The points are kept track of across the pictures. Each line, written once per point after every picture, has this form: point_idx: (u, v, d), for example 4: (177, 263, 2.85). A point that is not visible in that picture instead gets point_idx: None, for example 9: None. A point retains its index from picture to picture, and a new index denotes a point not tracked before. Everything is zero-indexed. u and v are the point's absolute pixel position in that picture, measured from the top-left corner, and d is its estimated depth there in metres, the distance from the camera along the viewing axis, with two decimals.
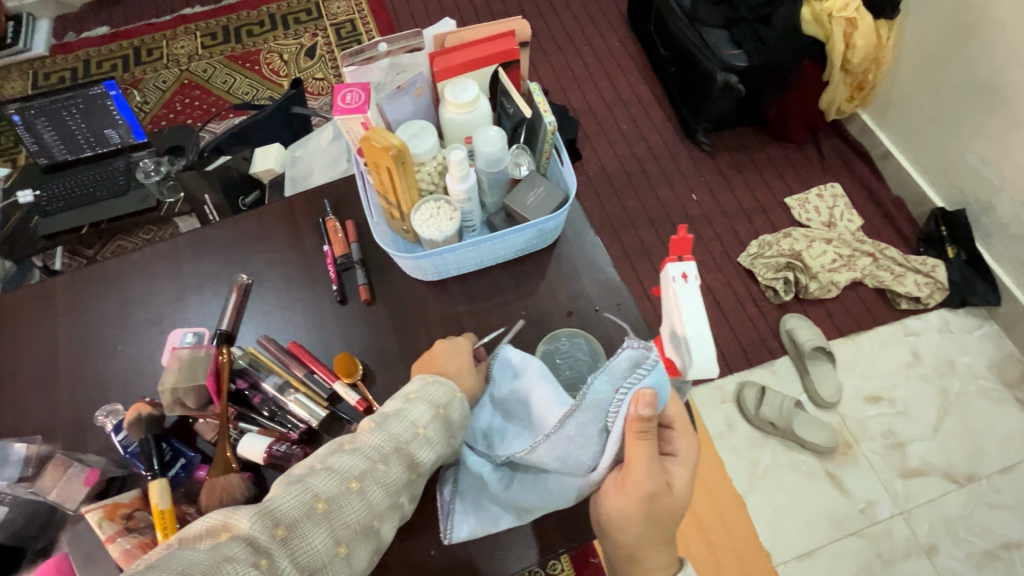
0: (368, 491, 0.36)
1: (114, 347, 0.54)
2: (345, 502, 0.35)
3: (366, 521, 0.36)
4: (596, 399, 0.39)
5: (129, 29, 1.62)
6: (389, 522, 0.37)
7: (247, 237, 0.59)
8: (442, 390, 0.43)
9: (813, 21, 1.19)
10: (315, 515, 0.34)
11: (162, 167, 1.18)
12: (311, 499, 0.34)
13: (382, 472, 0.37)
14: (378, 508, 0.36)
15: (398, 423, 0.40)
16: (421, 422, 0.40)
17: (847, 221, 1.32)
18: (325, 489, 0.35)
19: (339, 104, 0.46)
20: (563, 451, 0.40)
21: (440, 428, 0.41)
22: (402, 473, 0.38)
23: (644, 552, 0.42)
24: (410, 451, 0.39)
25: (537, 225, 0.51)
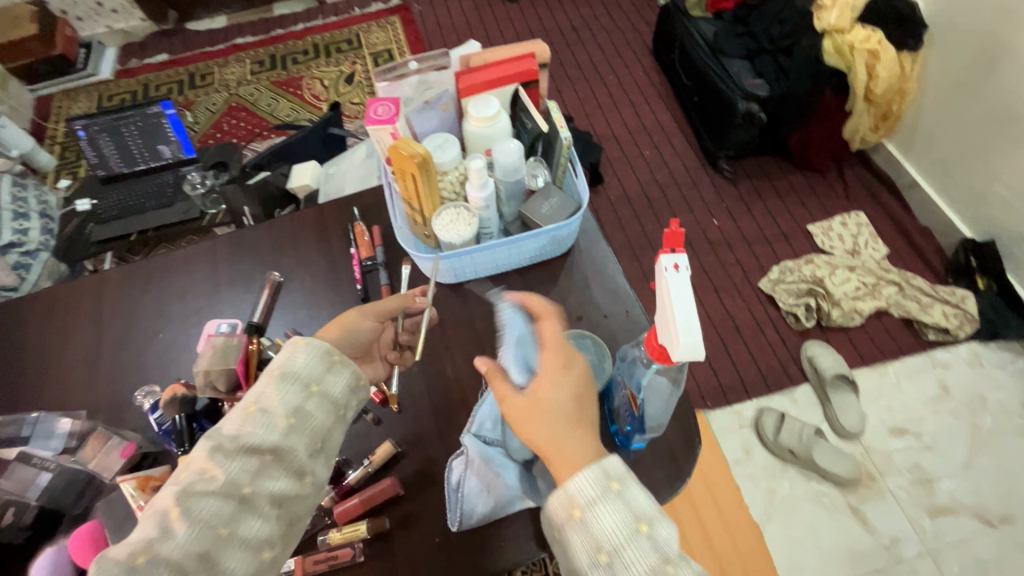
0: (194, 511, 0.36)
1: (153, 335, 0.58)
2: (169, 535, 0.34)
3: (208, 534, 0.35)
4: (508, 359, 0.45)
5: (186, 57, 1.76)
6: (249, 522, 0.37)
7: (281, 239, 0.63)
8: (285, 350, 0.43)
9: (835, 53, 1.20)
10: (141, 564, 0.33)
11: (207, 181, 1.26)
12: (133, 555, 0.33)
13: (206, 483, 0.37)
14: (218, 520, 0.36)
15: (226, 423, 0.39)
16: (252, 403, 0.40)
17: (872, 249, 1.31)
18: (139, 540, 0.34)
19: (372, 116, 0.50)
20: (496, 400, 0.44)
21: (274, 397, 0.40)
22: (238, 470, 0.38)
23: (563, 443, 0.37)
24: (238, 446, 0.38)
25: (550, 232, 0.54)
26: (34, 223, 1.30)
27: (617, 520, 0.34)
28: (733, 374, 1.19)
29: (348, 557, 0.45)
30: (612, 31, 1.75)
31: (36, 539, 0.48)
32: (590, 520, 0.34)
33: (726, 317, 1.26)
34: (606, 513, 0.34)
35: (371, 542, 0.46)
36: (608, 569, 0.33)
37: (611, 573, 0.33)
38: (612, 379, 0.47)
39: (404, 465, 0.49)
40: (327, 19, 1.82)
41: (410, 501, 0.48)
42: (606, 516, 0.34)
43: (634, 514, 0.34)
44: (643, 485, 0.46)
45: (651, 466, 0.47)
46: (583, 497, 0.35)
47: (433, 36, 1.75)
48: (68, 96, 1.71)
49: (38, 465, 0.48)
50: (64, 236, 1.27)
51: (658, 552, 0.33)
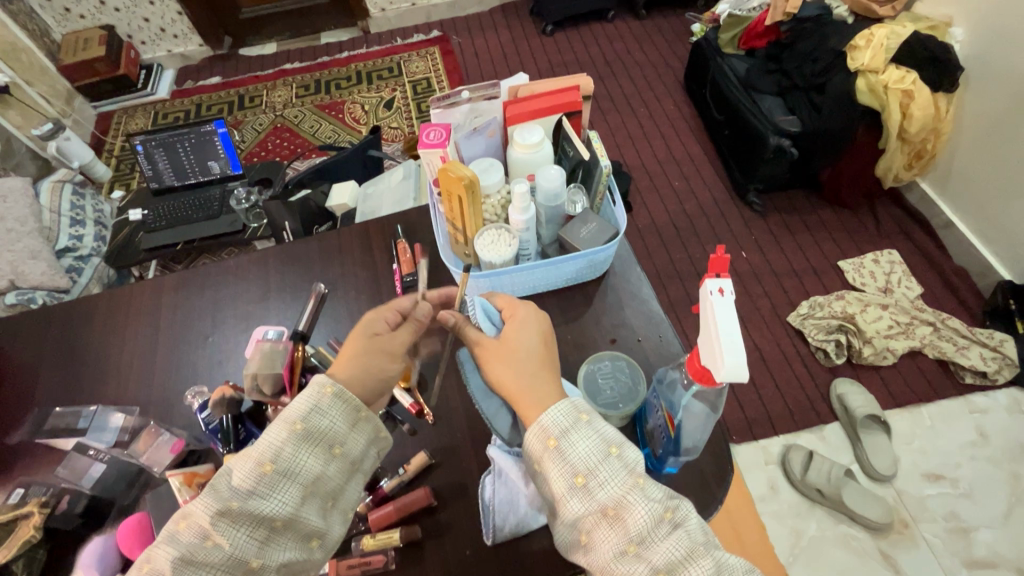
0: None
1: (204, 338, 0.61)
2: None
3: None
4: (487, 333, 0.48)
5: (238, 79, 1.87)
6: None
7: (328, 252, 0.67)
8: (306, 398, 0.40)
9: (868, 92, 1.21)
10: None
11: (252, 196, 1.34)
12: None
13: (209, 552, 0.36)
14: None
15: (237, 477, 0.38)
16: (267, 460, 0.38)
17: (905, 288, 1.29)
18: None
19: (425, 141, 0.54)
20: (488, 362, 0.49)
21: (291, 458, 0.39)
22: (245, 539, 0.37)
23: (524, 388, 0.40)
24: (248, 514, 0.37)
25: (587, 256, 0.56)
26: (89, 230, 1.38)
27: (590, 445, 0.37)
28: (759, 408, 1.18)
29: (381, 563, 0.46)
30: (644, 65, 1.80)
31: (84, 529, 0.49)
32: (565, 448, 0.37)
33: (753, 350, 1.25)
34: (580, 440, 0.37)
35: (403, 549, 0.47)
36: (586, 491, 0.36)
37: (587, 493, 0.36)
38: (647, 402, 0.48)
39: (438, 475, 0.51)
40: (370, 48, 1.92)
41: (442, 512, 0.49)
42: (578, 444, 0.37)
43: (604, 439, 0.37)
44: None
45: (682, 490, 0.47)
46: (558, 428, 0.37)
47: (469, 66, 1.83)
48: (127, 113, 1.82)
49: (92, 456, 0.50)
50: (116, 243, 1.33)
51: (630, 469, 0.36)
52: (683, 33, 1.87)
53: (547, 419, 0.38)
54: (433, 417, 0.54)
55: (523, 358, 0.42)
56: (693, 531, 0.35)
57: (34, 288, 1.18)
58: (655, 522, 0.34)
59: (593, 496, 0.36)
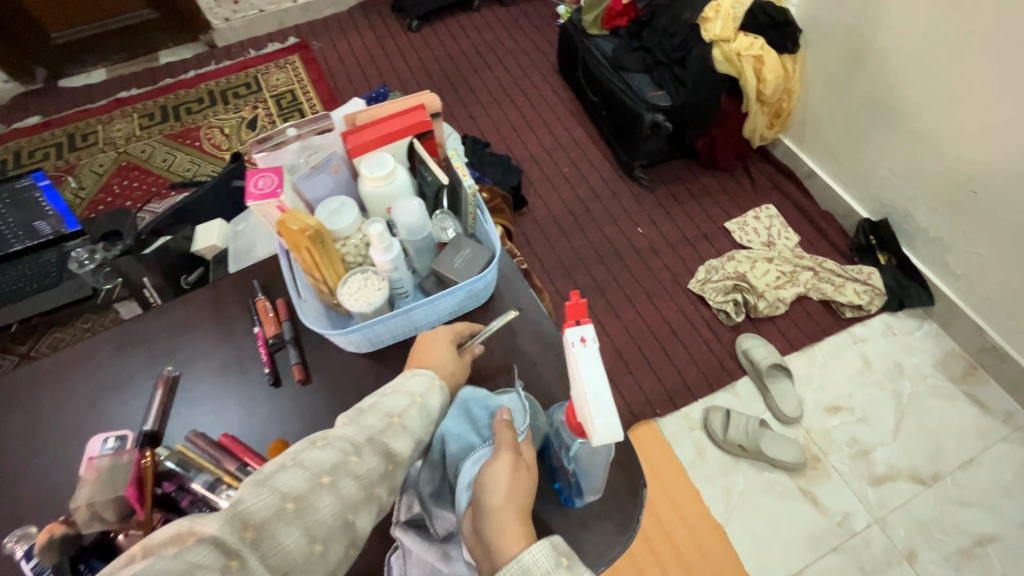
0: (338, 485, 0.36)
1: (26, 465, 0.50)
2: (318, 499, 0.35)
3: (339, 515, 0.36)
4: (482, 408, 0.46)
5: (62, 117, 1.61)
6: (365, 516, 0.37)
7: (173, 325, 0.57)
8: (421, 381, 0.44)
9: (726, 61, 1.27)
10: (286, 515, 0.34)
11: (97, 255, 1.13)
12: (280, 500, 0.34)
13: (355, 466, 0.37)
14: (350, 502, 0.36)
15: (367, 419, 0.40)
16: (395, 412, 0.42)
17: (785, 239, 1.38)
18: (293, 487, 0.35)
19: (252, 191, 0.46)
20: (463, 421, 0.45)
21: (414, 415, 0.42)
22: (374, 468, 0.38)
23: (517, 517, 0.38)
24: (383, 445, 0.39)
25: (467, 287, 0.52)
26: None
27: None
28: (677, 379, 1.22)
29: None
30: (517, 52, 1.77)
31: None
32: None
33: (663, 323, 1.29)
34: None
35: None
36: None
37: None
38: (547, 437, 0.45)
39: None
40: (220, 64, 1.73)
41: None
42: None
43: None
44: (594, 541, 0.44)
45: (601, 519, 0.45)
46: (538, 569, 0.35)
47: (336, 72, 1.71)
48: None
49: None
50: None
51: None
52: (550, 16, 1.87)
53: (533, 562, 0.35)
54: None
55: (522, 484, 0.39)
56: None
57: None
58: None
59: None
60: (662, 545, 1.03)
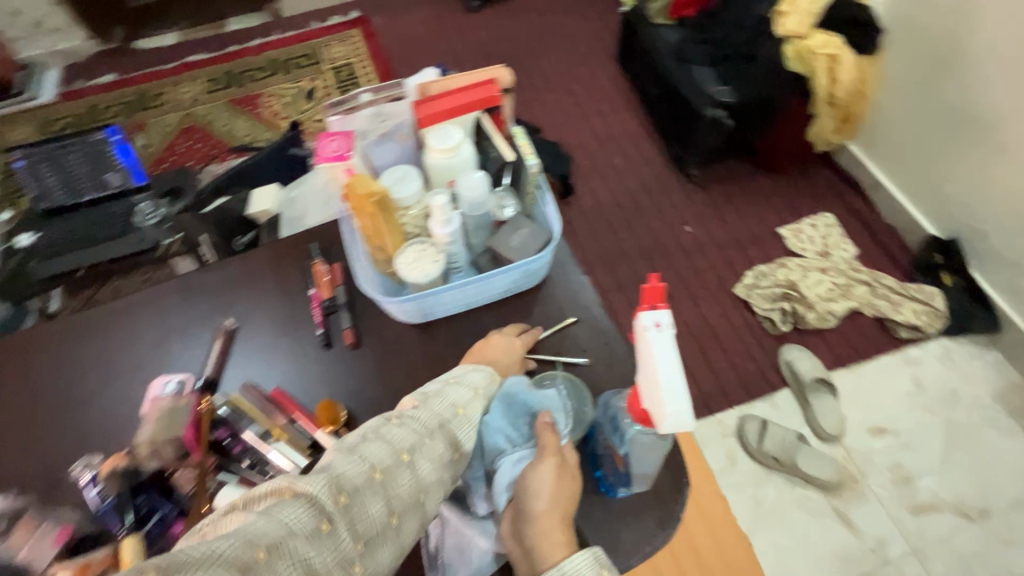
0: (415, 464, 0.36)
1: (94, 397, 0.53)
2: (399, 475, 0.35)
3: (415, 493, 0.36)
4: (525, 404, 0.44)
5: (135, 76, 1.68)
6: (434, 499, 0.37)
7: (234, 279, 0.59)
8: (483, 375, 0.45)
9: (796, 58, 1.20)
10: (374, 484, 0.34)
11: (161, 210, 1.20)
12: (369, 470, 0.34)
13: (430, 449, 0.38)
14: (425, 482, 0.37)
15: (436, 406, 0.41)
16: (460, 404, 0.42)
17: (842, 250, 1.32)
18: (380, 459, 0.35)
19: (323, 152, 0.48)
20: (505, 415, 0.44)
21: (478, 408, 0.43)
22: (444, 453, 0.39)
23: (552, 528, 0.38)
24: (451, 432, 0.40)
25: (522, 266, 0.51)
26: None
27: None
28: (714, 383, 1.19)
29: None
30: (576, 39, 1.74)
31: None
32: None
33: (705, 326, 1.26)
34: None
35: None
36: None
37: None
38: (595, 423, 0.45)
39: None
40: (283, 34, 1.76)
41: None
42: None
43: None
44: (632, 534, 0.44)
45: (640, 514, 0.44)
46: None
47: (395, 48, 1.72)
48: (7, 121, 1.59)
49: None
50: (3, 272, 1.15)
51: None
52: (613, 3, 1.82)
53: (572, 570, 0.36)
54: None
55: (562, 492, 0.39)
56: None
57: None
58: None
59: None
60: (683, 549, 1.01)
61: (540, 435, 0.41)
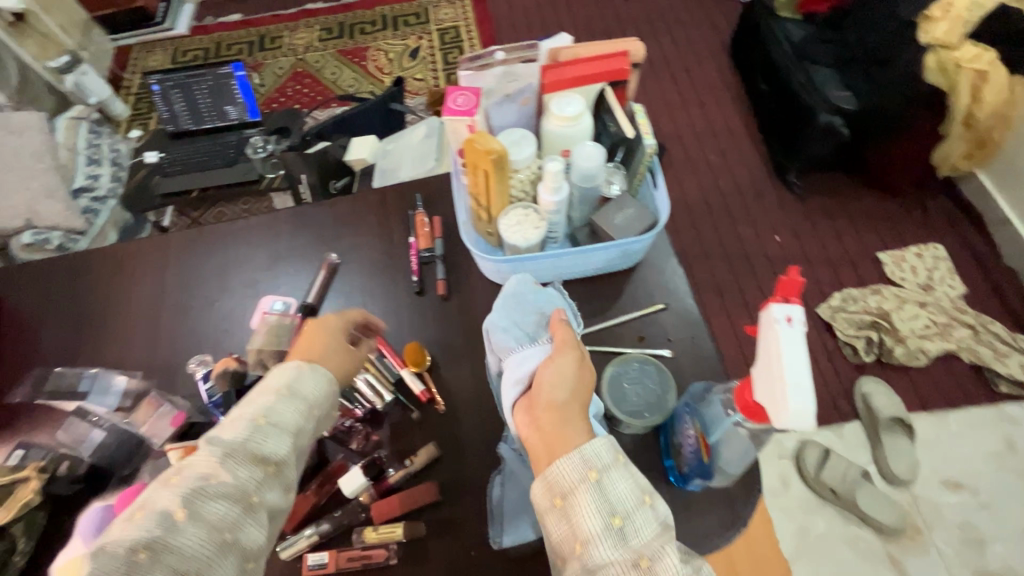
0: (200, 513, 0.34)
1: (212, 304, 0.58)
2: (173, 538, 0.32)
3: (213, 537, 0.34)
4: (536, 304, 0.49)
5: (258, 18, 1.77)
6: (251, 528, 0.35)
7: (341, 218, 0.62)
8: (290, 370, 0.42)
9: (937, 70, 1.08)
10: (139, 564, 0.31)
11: (269, 146, 1.24)
12: (130, 551, 0.31)
13: (214, 485, 0.35)
14: (222, 522, 0.34)
15: (228, 432, 0.38)
16: (260, 414, 0.39)
17: (947, 286, 1.22)
18: (141, 534, 0.32)
19: (451, 106, 0.48)
20: (514, 316, 0.47)
21: (281, 411, 0.40)
22: (247, 477, 0.36)
23: (567, 418, 0.37)
24: (248, 453, 0.37)
25: (622, 245, 0.51)
26: (105, 169, 1.30)
27: (626, 487, 0.34)
28: None
29: (381, 558, 0.44)
30: (689, 25, 1.66)
31: (85, 493, 0.48)
32: (605, 484, 0.34)
33: None
34: (619, 479, 0.34)
35: (406, 544, 0.44)
36: (619, 535, 0.32)
37: (599, 489, 0.33)
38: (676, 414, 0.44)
39: (444, 470, 0.47)
40: None
41: (449, 505, 0.46)
42: (618, 483, 0.34)
43: (639, 485, 0.34)
44: (693, 525, 0.44)
45: (705, 508, 0.44)
46: (600, 461, 0.34)
47: (502, 15, 1.71)
48: (146, 48, 1.74)
49: (93, 421, 0.49)
50: (132, 186, 1.28)
51: (663, 522, 0.33)
52: None
53: (592, 450, 0.35)
54: (444, 405, 0.50)
55: (576, 387, 0.39)
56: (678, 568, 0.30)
57: (50, 229, 1.12)
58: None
59: (606, 496, 0.33)
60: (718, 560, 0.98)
61: (556, 333, 0.43)
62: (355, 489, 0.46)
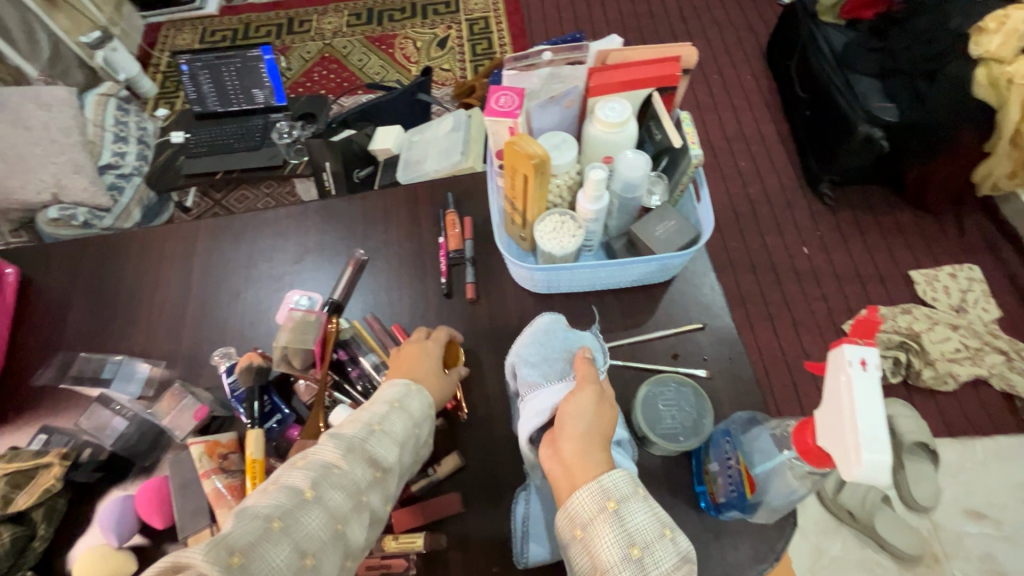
0: (325, 498, 0.33)
1: (237, 295, 0.57)
2: (302, 515, 0.32)
3: (330, 525, 0.33)
4: (564, 342, 0.44)
5: (287, 0, 1.76)
6: (357, 525, 0.35)
7: (370, 214, 0.61)
8: (397, 387, 0.42)
9: (987, 84, 1.04)
10: (273, 534, 0.30)
11: (295, 132, 1.27)
12: (264, 520, 0.31)
13: (339, 476, 0.35)
14: (340, 512, 0.34)
15: (347, 430, 0.38)
16: (375, 420, 0.39)
17: (981, 309, 1.18)
18: (273, 506, 0.32)
19: (493, 106, 0.47)
20: (541, 350, 0.44)
21: (393, 421, 0.39)
22: (361, 474, 0.36)
23: (586, 452, 0.36)
24: (366, 452, 0.37)
25: (661, 260, 0.49)
26: (132, 148, 1.28)
27: (646, 519, 0.33)
28: None
29: (401, 568, 0.43)
30: (725, 26, 1.62)
31: (105, 482, 0.47)
32: (626, 516, 0.33)
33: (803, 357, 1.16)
34: (639, 511, 0.33)
35: (426, 555, 0.43)
36: (640, 567, 0.32)
37: (618, 519, 0.33)
38: (715, 440, 0.42)
39: (469, 480, 0.46)
40: None
41: (471, 518, 0.45)
42: (639, 514, 0.33)
43: (660, 518, 0.34)
44: (724, 556, 0.42)
45: (736, 538, 0.42)
46: (618, 491, 0.34)
47: (533, 8, 1.68)
48: (175, 27, 1.74)
49: (116, 410, 0.49)
50: (158, 164, 1.26)
51: (683, 556, 0.32)
52: None
53: (612, 481, 0.34)
54: (467, 412, 0.49)
55: (600, 423, 0.38)
56: None
57: (77, 205, 1.15)
58: None
59: (625, 526, 0.33)
60: None
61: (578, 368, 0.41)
62: None
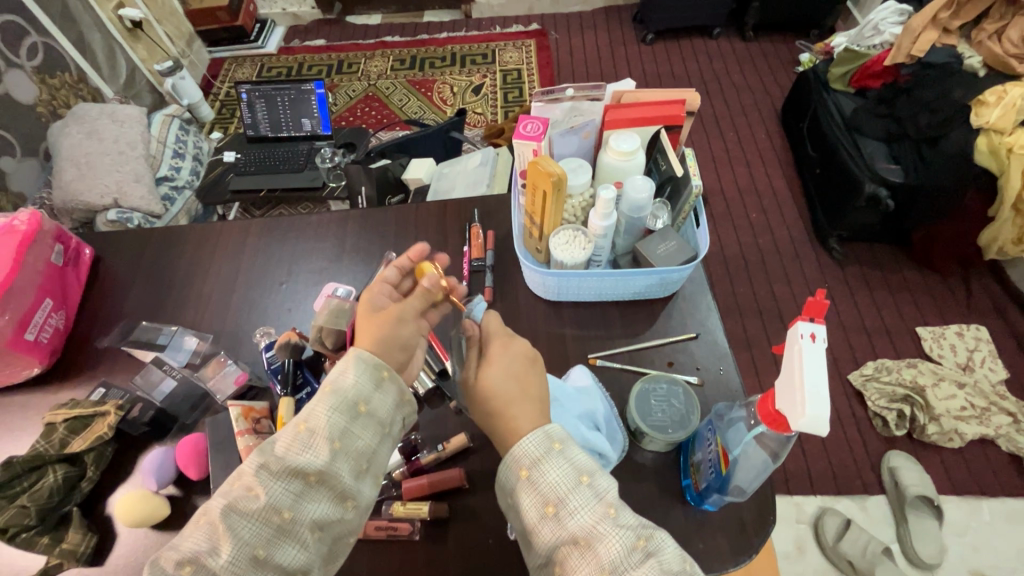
0: (237, 529, 0.34)
1: (280, 284, 0.64)
2: (210, 556, 0.33)
3: (247, 552, 0.34)
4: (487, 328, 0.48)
5: (340, 45, 1.94)
6: (286, 547, 0.35)
7: (404, 223, 0.69)
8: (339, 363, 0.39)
9: (989, 152, 1.09)
10: None
11: (336, 158, 1.38)
12: (173, 565, 0.33)
13: (251, 501, 0.35)
14: (261, 537, 0.34)
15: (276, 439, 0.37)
16: (302, 418, 0.37)
17: (988, 369, 1.19)
18: (187, 549, 0.34)
19: (522, 131, 0.54)
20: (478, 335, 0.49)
21: (321, 415, 0.37)
22: (283, 492, 0.35)
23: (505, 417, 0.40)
24: (286, 467, 0.35)
25: (660, 273, 0.55)
26: (187, 164, 1.41)
27: (562, 473, 0.36)
28: (801, 463, 1.10)
29: (406, 532, 0.47)
30: (742, 88, 1.73)
31: (148, 438, 0.53)
32: (536, 478, 0.36)
33: None
34: (549, 470, 0.36)
35: (429, 523, 0.47)
36: (557, 521, 0.35)
37: (530, 484, 0.36)
38: (699, 432, 0.47)
39: (473, 460, 0.51)
40: (469, 32, 1.94)
41: (473, 495, 0.49)
42: (550, 474, 0.36)
43: (576, 467, 0.37)
44: (706, 547, 0.45)
45: (717, 530, 0.45)
46: (528, 457, 0.37)
47: (563, 64, 1.82)
48: (236, 61, 1.92)
49: (166, 370, 0.54)
50: (207, 180, 1.38)
51: (600, 497, 0.35)
52: (788, 61, 1.80)
53: (522, 449, 0.37)
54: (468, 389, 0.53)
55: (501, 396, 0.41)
56: (665, 559, 0.33)
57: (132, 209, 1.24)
58: (630, 551, 0.33)
59: (536, 488, 0.36)
60: None
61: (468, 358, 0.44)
62: (394, 465, 0.51)
